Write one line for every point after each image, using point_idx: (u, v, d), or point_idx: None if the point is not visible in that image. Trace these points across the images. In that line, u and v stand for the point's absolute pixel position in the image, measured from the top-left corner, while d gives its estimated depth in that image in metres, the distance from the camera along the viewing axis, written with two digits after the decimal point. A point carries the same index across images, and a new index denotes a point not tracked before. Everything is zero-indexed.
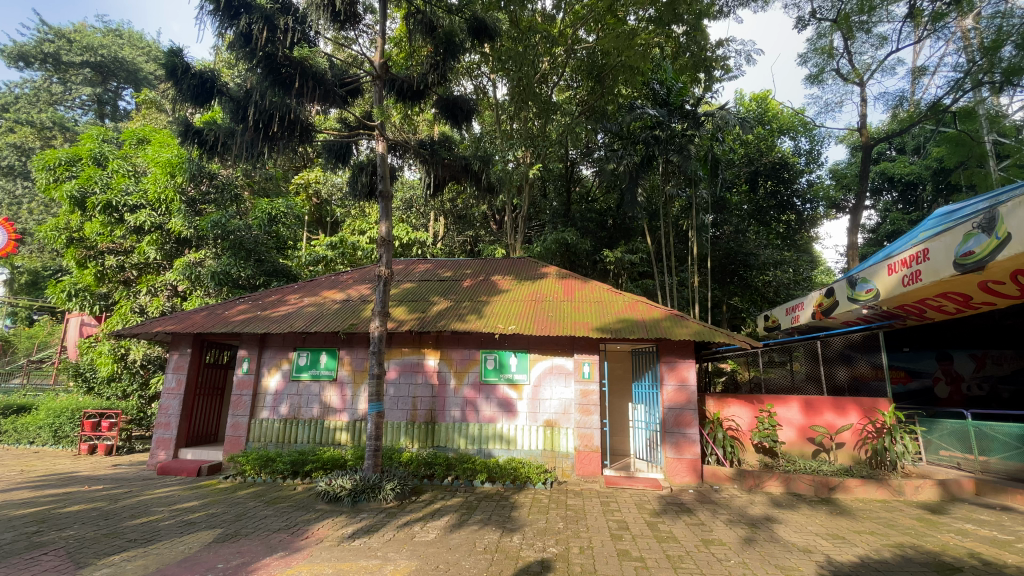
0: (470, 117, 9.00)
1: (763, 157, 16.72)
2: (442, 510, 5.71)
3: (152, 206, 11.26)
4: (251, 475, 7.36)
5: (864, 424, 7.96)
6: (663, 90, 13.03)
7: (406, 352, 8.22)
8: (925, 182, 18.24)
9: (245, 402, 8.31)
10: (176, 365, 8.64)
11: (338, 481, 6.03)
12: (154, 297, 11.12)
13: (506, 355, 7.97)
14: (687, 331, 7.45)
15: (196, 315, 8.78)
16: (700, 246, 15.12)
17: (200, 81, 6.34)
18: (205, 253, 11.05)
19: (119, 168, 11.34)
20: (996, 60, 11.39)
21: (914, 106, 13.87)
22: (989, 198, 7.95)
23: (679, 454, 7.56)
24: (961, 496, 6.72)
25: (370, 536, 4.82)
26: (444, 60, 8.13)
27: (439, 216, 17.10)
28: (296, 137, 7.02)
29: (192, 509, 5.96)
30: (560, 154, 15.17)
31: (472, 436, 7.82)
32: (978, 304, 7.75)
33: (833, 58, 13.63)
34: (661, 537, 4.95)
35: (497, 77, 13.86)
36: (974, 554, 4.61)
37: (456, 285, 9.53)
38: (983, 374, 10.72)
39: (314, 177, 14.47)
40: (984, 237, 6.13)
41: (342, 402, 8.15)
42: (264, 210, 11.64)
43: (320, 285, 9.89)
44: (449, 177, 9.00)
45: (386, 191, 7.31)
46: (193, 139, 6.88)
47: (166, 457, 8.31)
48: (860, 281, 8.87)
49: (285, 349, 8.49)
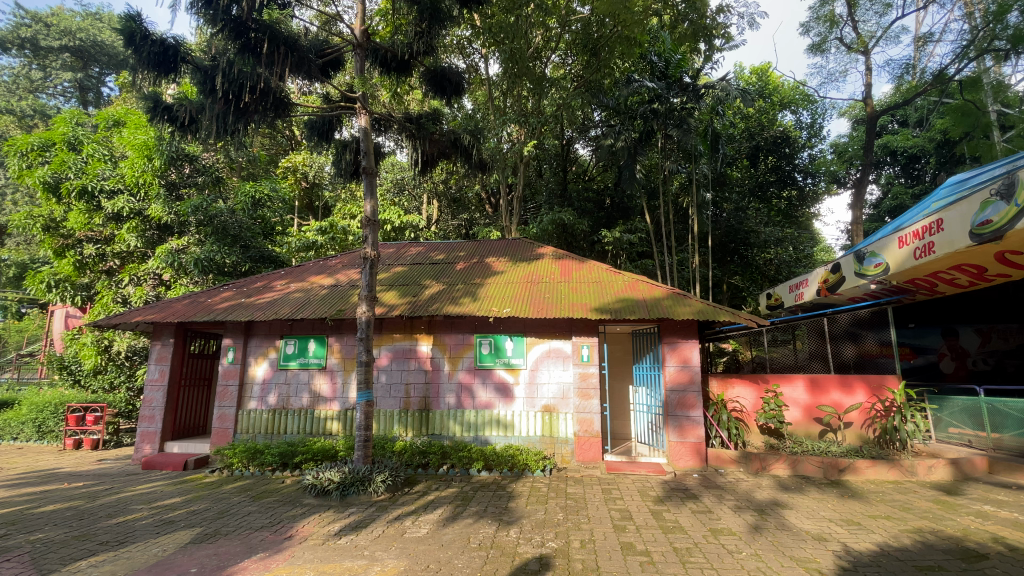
0: (460, 90, 8.69)
1: (764, 131, 16.33)
2: (435, 503, 5.42)
3: (130, 191, 10.81)
4: (239, 468, 7.09)
5: (872, 403, 7.76)
6: (661, 63, 12.45)
7: (397, 338, 7.88)
8: (928, 155, 17.88)
9: (231, 392, 8.00)
10: (159, 355, 8.32)
11: (326, 474, 5.70)
12: (137, 286, 10.74)
13: (503, 339, 7.65)
14: (689, 310, 7.15)
15: (178, 303, 8.43)
16: (700, 225, 14.70)
17: (162, 49, 5.84)
18: (188, 240, 10.67)
19: (94, 152, 10.92)
20: (1002, 26, 11.01)
21: (918, 76, 13.45)
22: (1006, 163, 7.55)
23: (682, 438, 7.29)
24: (974, 476, 6.49)
25: (358, 532, 4.54)
26: (430, 29, 7.64)
27: (433, 199, 16.65)
28: (270, 109, 6.57)
29: (173, 506, 5.67)
30: (555, 131, 14.68)
31: (468, 424, 7.53)
32: (993, 277, 7.43)
33: (836, 26, 13.14)
34: (666, 528, 4.66)
35: (490, 53, 13.33)
36: (999, 540, 4.33)
37: (449, 267, 9.17)
38: (989, 349, 10.46)
39: (301, 159, 14.02)
40: (1003, 204, 5.80)
41: (332, 391, 7.84)
42: (248, 193, 11.34)
43: (308, 270, 9.52)
44: (437, 153, 8.59)
45: (370, 167, 6.89)
46: (163, 115, 6.51)
47: (152, 452, 8.02)
48: (869, 256, 8.53)
49: (272, 337, 8.15)
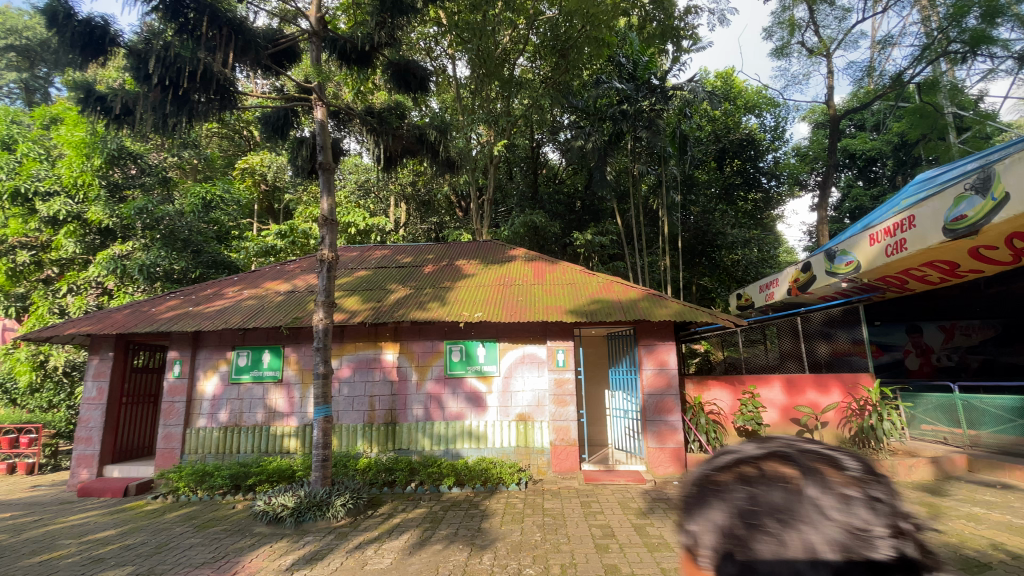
0: (425, 84, 8.27)
1: (730, 134, 16.40)
2: (402, 527, 4.97)
3: (67, 192, 9.95)
4: (186, 493, 6.46)
5: (848, 402, 7.60)
6: (630, 65, 12.64)
7: (360, 347, 7.37)
8: (885, 157, 18.39)
9: (178, 410, 7.34)
10: (97, 371, 7.59)
11: (279, 499, 5.19)
12: (77, 296, 9.85)
13: (474, 345, 7.24)
14: (667, 312, 6.90)
15: (118, 313, 7.72)
16: (670, 227, 14.63)
17: (89, 30, 5.24)
18: (133, 245, 9.92)
19: (29, 151, 10.03)
20: (961, 29, 11.26)
21: (876, 80, 13.71)
22: (977, 159, 7.59)
23: (661, 444, 7.01)
24: (955, 475, 6.46)
25: (313, 566, 4.07)
26: (391, 19, 7.08)
27: (401, 202, 16.08)
28: (213, 95, 6.01)
29: (106, 540, 5.05)
30: (525, 133, 14.39)
31: (437, 436, 7.09)
32: (963, 273, 7.46)
33: (797, 30, 13.31)
34: (652, 546, 4.33)
35: (457, 53, 12.99)
36: (997, 547, 4.20)
37: (416, 270, 8.71)
38: (952, 345, 10.78)
39: (258, 160, 13.33)
40: (978, 198, 5.73)
41: (290, 406, 7.29)
42: (199, 194, 10.68)
43: (263, 276, 8.90)
44: (400, 150, 8.13)
45: (327, 163, 6.40)
46: (95, 106, 5.87)
47: (89, 477, 7.28)
48: (839, 254, 8.48)
49: (223, 348, 7.53)
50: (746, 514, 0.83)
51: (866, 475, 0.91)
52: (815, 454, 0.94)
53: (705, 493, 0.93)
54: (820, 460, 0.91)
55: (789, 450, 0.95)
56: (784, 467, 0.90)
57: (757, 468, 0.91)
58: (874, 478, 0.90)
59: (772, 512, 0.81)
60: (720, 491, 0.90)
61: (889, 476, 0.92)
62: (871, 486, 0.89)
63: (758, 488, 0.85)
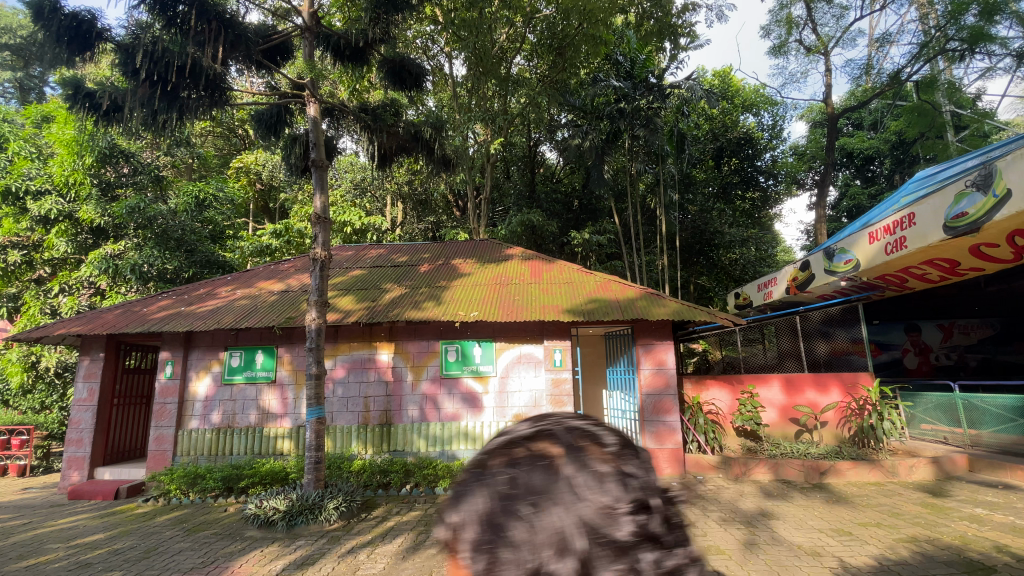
0: (421, 81, 8.15)
1: (728, 132, 16.26)
2: (396, 530, 4.87)
3: (59, 191, 9.81)
4: (177, 496, 6.36)
5: (847, 402, 7.55)
6: (627, 63, 12.41)
7: (355, 347, 7.28)
8: (883, 156, 18.35)
9: (170, 411, 7.24)
10: (87, 372, 7.48)
11: (271, 502, 5.11)
12: (69, 296, 9.71)
13: (470, 345, 7.15)
14: (665, 311, 6.83)
15: (109, 313, 7.61)
16: (668, 226, 14.57)
17: (75, 24, 5.13)
18: (125, 245, 9.79)
19: (20, 150, 9.90)
20: (959, 27, 11.24)
21: (874, 78, 13.66)
22: (977, 156, 7.52)
23: (659, 444, 6.94)
24: (956, 474, 6.41)
25: (304, 571, 3.98)
26: (386, 15, 7.05)
27: (397, 202, 15.97)
28: (204, 91, 5.92)
29: (93, 545, 4.93)
30: (522, 132, 14.30)
31: (432, 438, 7.00)
32: (963, 271, 7.41)
33: (795, 28, 13.25)
34: None
35: (454, 52, 12.89)
36: (1001, 549, 4.14)
37: (412, 269, 8.61)
38: (951, 344, 10.70)
39: (253, 159, 13.22)
40: (979, 195, 5.66)
41: (283, 407, 7.19)
42: (192, 193, 10.56)
43: (257, 275, 8.80)
44: (395, 148, 8.05)
45: (321, 160, 6.31)
46: (83, 102, 5.75)
47: (80, 479, 7.17)
48: (838, 252, 8.42)
49: (215, 348, 7.43)
50: (504, 502, 0.73)
51: (623, 450, 0.89)
52: (585, 432, 0.89)
53: (465, 485, 0.82)
54: (584, 437, 0.86)
55: (562, 430, 0.89)
56: (548, 444, 0.83)
57: (526, 447, 0.83)
58: (629, 455, 0.87)
59: (530, 494, 0.73)
60: (481, 478, 0.80)
61: (646, 454, 0.91)
62: (625, 462, 0.85)
63: (521, 470, 0.77)
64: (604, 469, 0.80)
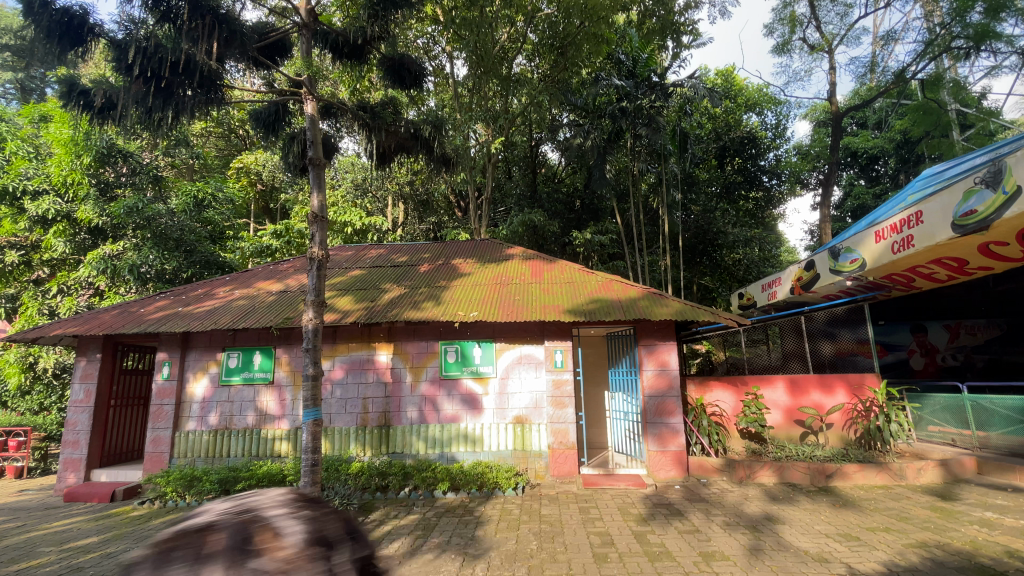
0: (420, 80, 8.10)
1: (731, 131, 16.15)
2: (393, 534, 4.77)
3: (57, 191, 9.77)
4: (173, 499, 6.27)
5: (854, 403, 7.41)
6: (629, 61, 12.33)
7: (353, 348, 7.20)
8: (888, 155, 18.17)
9: (167, 412, 7.16)
10: (84, 373, 7.42)
11: None
12: (67, 297, 9.66)
13: (470, 346, 7.06)
14: (668, 310, 6.72)
15: (106, 314, 7.54)
16: (671, 226, 14.44)
17: (65, 18, 5.06)
18: (124, 245, 9.73)
19: (18, 150, 9.86)
20: (965, 24, 11.08)
21: (879, 76, 13.52)
22: (986, 154, 7.40)
23: (662, 447, 6.83)
24: (964, 477, 6.28)
25: None
26: (385, 12, 6.96)
27: (399, 202, 15.90)
28: (199, 88, 5.87)
29: (85, 549, 4.85)
30: (524, 131, 14.20)
31: (432, 439, 6.90)
32: (971, 270, 7.29)
33: (799, 26, 13.12)
34: (653, 555, 4.15)
35: (455, 52, 12.83)
36: (1013, 554, 4.02)
37: (412, 270, 8.53)
38: (957, 345, 10.58)
39: (253, 159, 13.17)
40: (988, 193, 5.55)
41: (281, 408, 7.11)
42: (191, 193, 10.50)
43: (256, 276, 8.73)
44: (394, 147, 7.95)
45: (318, 158, 6.22)
46: (78, 100, 5.71)
47: (77, 481, 7.11)
48: (843, 251, 8.30)
49: (213, 349, 7.35)
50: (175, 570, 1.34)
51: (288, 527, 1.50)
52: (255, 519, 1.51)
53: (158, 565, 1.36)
54: (255, 524, 1.48)
55: (237, 522, 1.49)
56: (217, 536, 1.43)
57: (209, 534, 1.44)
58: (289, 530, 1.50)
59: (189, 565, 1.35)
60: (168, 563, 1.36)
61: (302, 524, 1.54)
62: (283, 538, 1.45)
63: (188, 555, 1.37)
64: (255, 558, 1.36)
